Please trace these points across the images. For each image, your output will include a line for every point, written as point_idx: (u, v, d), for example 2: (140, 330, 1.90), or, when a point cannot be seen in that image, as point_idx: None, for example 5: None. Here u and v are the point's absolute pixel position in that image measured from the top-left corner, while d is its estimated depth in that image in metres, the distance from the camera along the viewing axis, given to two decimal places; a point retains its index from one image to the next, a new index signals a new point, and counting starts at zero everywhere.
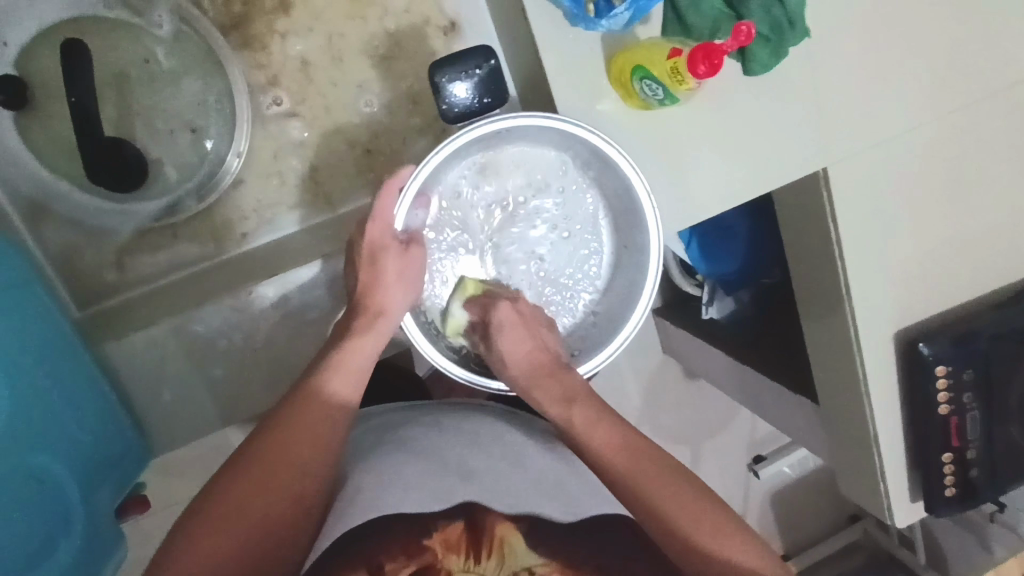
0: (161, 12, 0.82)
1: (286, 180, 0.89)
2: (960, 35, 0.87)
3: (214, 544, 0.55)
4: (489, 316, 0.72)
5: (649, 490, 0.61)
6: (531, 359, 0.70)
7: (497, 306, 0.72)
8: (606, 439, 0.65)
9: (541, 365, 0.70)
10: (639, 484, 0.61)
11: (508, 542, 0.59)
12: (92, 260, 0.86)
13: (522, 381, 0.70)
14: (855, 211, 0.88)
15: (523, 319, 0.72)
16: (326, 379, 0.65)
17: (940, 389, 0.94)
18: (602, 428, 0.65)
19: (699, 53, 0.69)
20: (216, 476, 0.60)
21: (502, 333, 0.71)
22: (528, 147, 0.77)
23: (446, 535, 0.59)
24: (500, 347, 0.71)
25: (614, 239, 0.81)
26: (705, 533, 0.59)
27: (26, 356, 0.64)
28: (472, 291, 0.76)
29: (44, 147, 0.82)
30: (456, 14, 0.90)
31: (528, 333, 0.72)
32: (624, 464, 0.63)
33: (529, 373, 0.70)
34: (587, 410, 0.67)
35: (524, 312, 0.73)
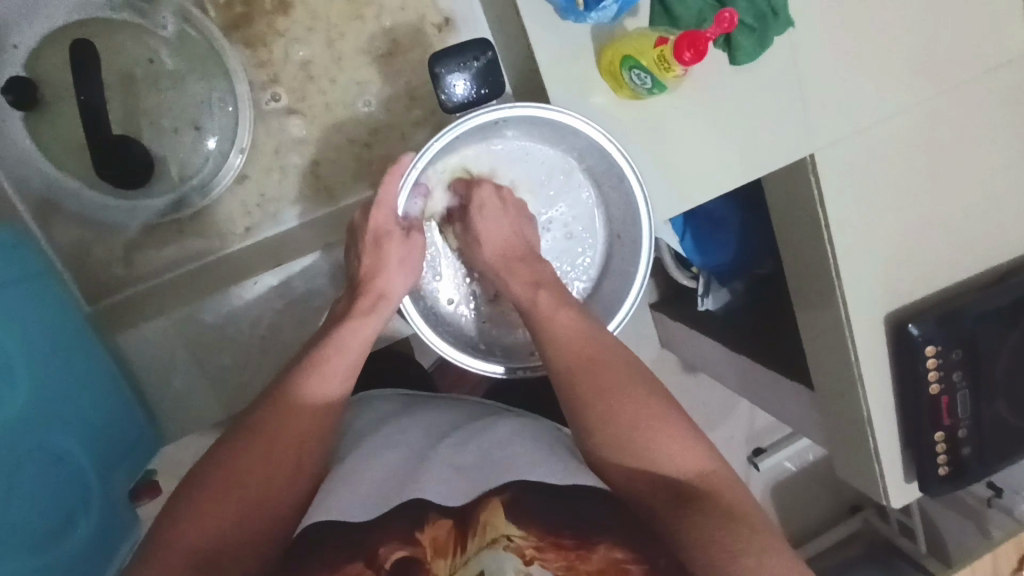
0: (166, 14, 0.85)
1: (288, 175, 0.91)
2: (939, 23, 0.90)
3: (221, 510, 0.59)
4: (470, 194, 0.77)
5: (598, 393, 0.65)
6: (505, 242, 0.76)
7: (478, 185, 0.77)
8: (569, 332, 0.69)
9: (514, 248, 0.76)
10: (591, 384, 0.65)
11: (491, 522, 0.58)
12: (102, 256, 0.88)
13: (501, 261, 0.75)
14: (841, 194, 0.90)
15: (503, 203, 0.77)
16: (329, 358, 0.67)
17: (930, 368, 0.96)
18: (568, 320, 0.70)
19: (684, 41, 0.71)
20: (222, 446, 0.63)
21: (484, 211, 0.76)
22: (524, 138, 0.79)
23: (435, 532, 0.59)
24: (477, 227, 0.76)
25: (607, 228, 0.84)
26: (647, 432, 0.62)
27: (46, 345, 0.67)
28: (455, 173, 0.78)
29: (54, 146, 0.84)
30: (451, 11, 0.92)
31: (506, 217, 0.77)
32: (575, 365, 0.67)
33: (501, 256, 0.76)
34: (551, 293, 0.72)
35: (505, 198, 0.77)
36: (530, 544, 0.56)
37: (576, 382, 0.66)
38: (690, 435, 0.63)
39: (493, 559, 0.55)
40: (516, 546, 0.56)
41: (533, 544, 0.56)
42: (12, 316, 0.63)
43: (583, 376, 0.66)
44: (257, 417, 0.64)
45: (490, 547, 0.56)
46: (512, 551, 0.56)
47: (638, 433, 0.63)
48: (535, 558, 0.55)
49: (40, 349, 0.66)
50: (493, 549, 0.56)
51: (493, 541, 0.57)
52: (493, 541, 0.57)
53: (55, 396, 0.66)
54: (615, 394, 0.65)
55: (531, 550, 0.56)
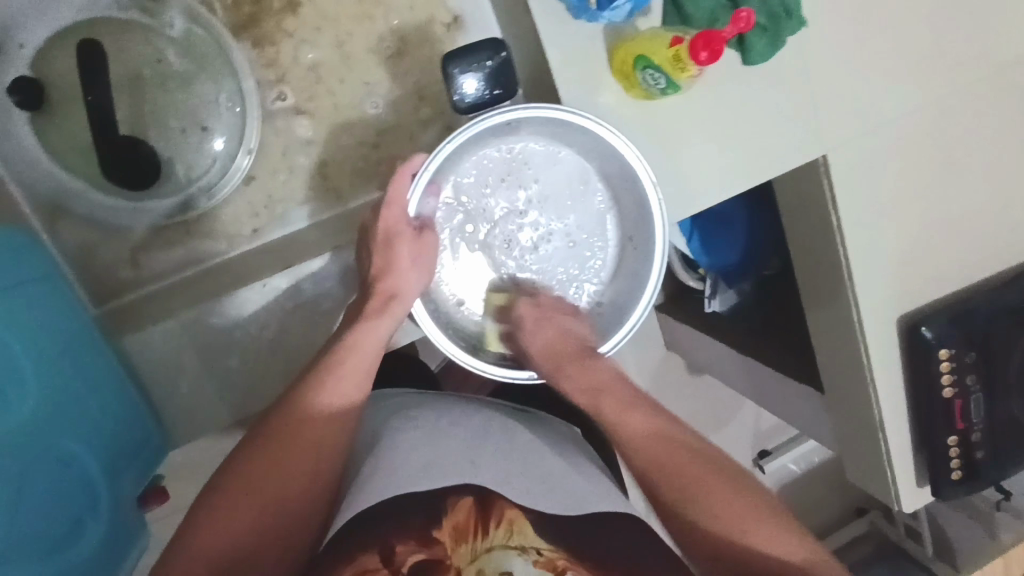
0: (173, 13, 0.85)
1: (295, 176, 0.90)
2: (952, 21, 0.89)
3: (238, 514, 0.58)
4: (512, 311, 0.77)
5: (684, 488, 0.63)
6: (554, 343, 0.73)
7: (517, 303, 0.77)
8: (636, 427, 0.67)
9: (565, 346, 0.74)
10: (673, 480, 0.64)
11: (518, 521, 0.59)
12: (108, 258, 0.87)
13: (550, 369, 0.72)
14: (855, 195, 0.89)
15: (543, 312, 0.76)
16: (342, 360, 0.66)
17: (943, 371, 0.95)
18: (633, 417, 0.68)
19: (699, 41, 0.70)
20: (237, 451, 0.63)
21: (525, 329, 0.75)
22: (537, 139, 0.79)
23: (455, 518, 0.59)
24: (525, 343, 0.75)
25: (621, 230, 0.83)
26: (743, 522, 0.61)
27: (55, 347, 0.66)
28: (497, 300, 0.80)
29: (60, 147, 0.83)
30: (459, 9, 0.91)
31: (545, 322, 0.75)
32: (653, 463, 0.65)
33: (551, 358, 0.73)
34: (610, 395, 0.69)
35: (543, 306, 0.77)
36: (559, 554, 0.57)
37: (658, 483, 0.64)
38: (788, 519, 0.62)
39: (520, 564, 0.55)
40: (545, 557, 0.57)
41: (562, 555, 0.57)
42: (19, 318, 0.62)
43: (665, 476, 0.64)
44: (271, 421, 0.63)
45: (517, 553, 0.56)
46: (542, 564, 0.56)
47: (733, 523, 0.61)
48: (565, 567, 0.56)
49: (49, 351, 0.65)
50: (521, 556, 0.56)
51: (520, 547, 0.57)
52: (520, 546, 0.57)
53: (63, 397, 0.65)
54: (703, 487, 0.63)
55: (562, 561, 0.57)
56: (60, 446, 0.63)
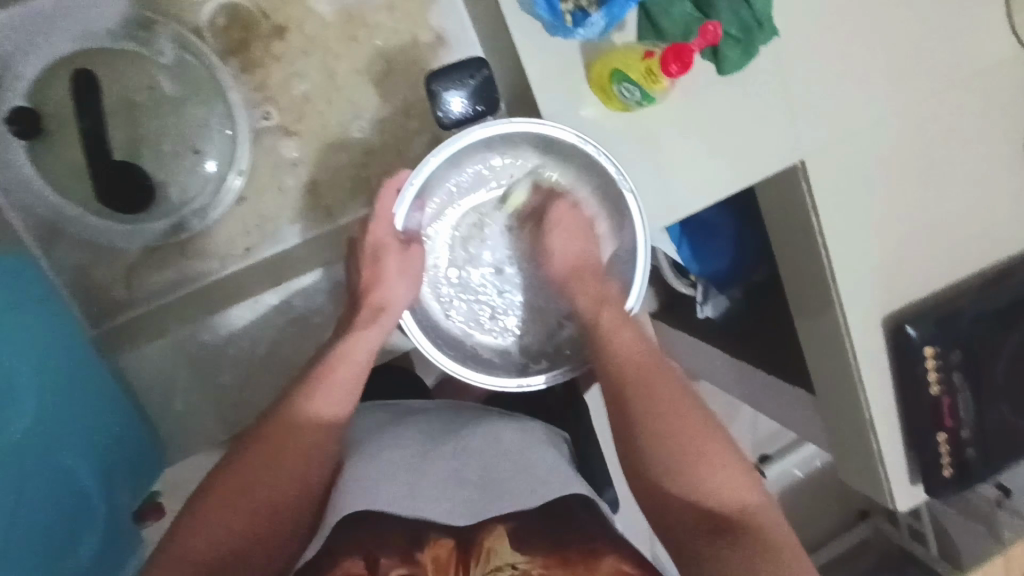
0: (165, 42, 0.88)
1: (287, 195, 0.92)
2: (920, 28, 0.91)
3: (223, 522, 0.61)
4: (548, 209, 0.81)
5: (655, 412, 0.68)
6: (578, 257, 0.79)
7: (555, 203, 0.80)
8: (628, 347, 0.73)
9: (585, 264, 0.79)
10: (647, 404, 0.68)
11: (495, 550, 0.56)
12: (103, 279, 0.89)
13: (568, 273, 0.79)
14: (833, 197, 0.91)
15: (575, 224, 0.80)
16: (329, 368, 0.69)
17: (929, 369, 0.96)
18: (629, 336, 0.74)
19: (670, 53, 0.73)
20: (228, 457, 0.66)
21: (556, 228, 0.79)
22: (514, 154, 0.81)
23: (436, 552, 0.57)
24: (551, 244, 0.79)
25: (606, 235, 0.84)
26: (699, 458, 0.65)
27: (48, 364, 0.67)
28: (519, 205, 0.83)
29: (56, 173, 0.86)
30: (443, 28, 0.93)
31: (578, 236, 0.79)
32: (636, 379, 0.70)
33: (568, 269, 0.79)
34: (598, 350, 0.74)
35: (579, 214, 0.80)
36: (533, 565, 0.54)
37: (634, 402, 0.69)
38: (741, 463, 0.66)
39: None
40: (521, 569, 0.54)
41: (538, 565, 0.54)
42: (24, 337, 0.65)
43: (640, 396, 0.69)
44: (261, 429, 0.66)
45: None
46: None
47: (689, 456, 0.65)
48: None
49: (42, 368, 0.66)
50: None
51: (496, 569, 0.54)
52: (495, 569, 0.54)
53: (56, 415, 0.66)
54: (675, 417, 0.67)
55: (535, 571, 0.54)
56: (54, 462, 0.65)
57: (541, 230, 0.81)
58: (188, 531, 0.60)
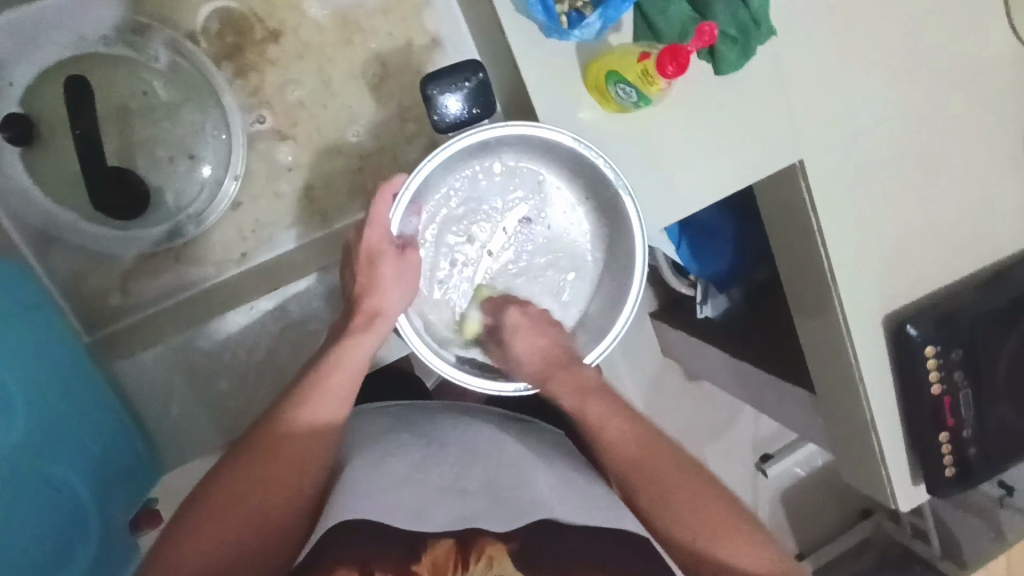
0: (158, 46, 0.87)
1: (283, 200, 0.92)
2: (917, 26, 0.91)
3: (216, 532, 0.60)
4: (501, 320, 0.78)
5: (666, 504, 0.67)
6: (544, 355, 0.75)
7: (507, 310, 0.78)
8: (621, 438, 0.71)
9: (553, 359, 0.75)
10: (656, 496, 0.68)
11: (497, 557, 0.57)
12: (99, 286, 0.88)
13: (538, 378, 0.74)
14: (831, 197, 0.91)
15: (533, 320, 0.77)
16: (324, 376, 0.69)
17: (930, 368, 0.96)
18: (617, 422, 0.71)
19: (666, 55, 0.72)
20: (221, 465, 0.65)
21: (515, 335, 0.76)
22: (510, 156, 0.81)
23: (434, 555, 0.58)
24: (513, 350, 0.75)
25: (603, 237, 0.84)
26: (717, 540, 0.65)
27: (42, 374, 0.67)
28: (475, 330, 0.81)
29: (50, 179, 0.86)
30: (438, 30, 0.93)
31: (538, 332, 0.76)
32: (641, 472, 0.69)
33: (541, 366, 0.74)
34: (593, 393, 0.73)
35: (532, 314, 0.78)
36: None
37: (644, 498, 0.68)
38: (759, 535, 0.67)
39: None
40: None
41: None
42: (18, 348, 0.65)
43: (649, 489, 0.68)
44: (254, 437, 0.66)
45: None
46: None
47: (708, 541, 0.65)
48: None
49: (35, 378, 0.66)
50: None
51: None
52: None
53: (50, 424, 0.66)
54: (684, 506, 0.67)
55: None
56: (47, 472, 0.64)
57: (502, 341, 0.77)
58: (180, 540, 0.59)
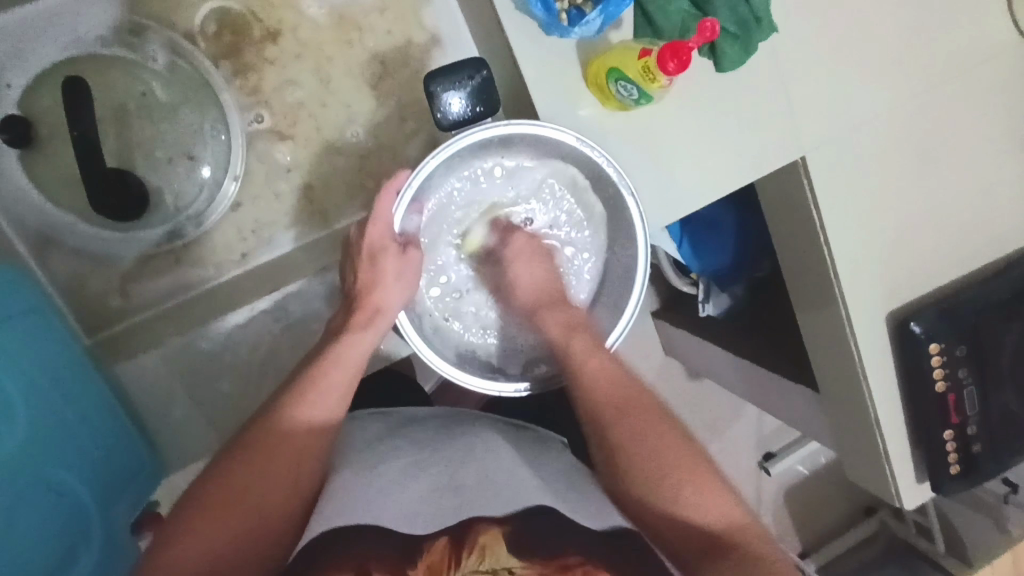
0: (156, 47, 0.87)
1: (283, 200, 0.91)
2: (918, 21, 0.90)
3: (213, 530, 0.60)
4: (505, 245, 0.80)
5: (628, 440, 0.67)
6: (542, 287, 0.79)
7: (512, 235, 0.81)
8: (599, 375, 0.71)
9: (549, 294, 0.79)
10: (618, 433, 0.67)
11: (490, 546, 0.55)
12: (98, 288, 0.88)
13: (532, 308, 0.78)
14: (833, 193, 0.90)
15: (536, 251, 0.80)
16: (325, 374, 0.69)
17: (935, 365, 0.95)
18: (596, 360, 0.72)
19: (668, 51, 0.71)
20: (218, 463, 0.65)
21: (517, 259, 0.79)
22: (508, 161, 0.80)
23: (429, 559, 0.55)
24: (514, 276, 0.79)
25: (603, 241, 0.84)
26: (673, 482, 0.64)
27: (41, 377, 0.67)
28: (475, 247, 0.82)
29: (49, 182, 0.86)
30: (437, 28, 0.93)
31: (539, 262, 0.80)
32: (612, 408, 0.69)
33: (535, 299, 0.79)
34: (588, 340, 0.75)
35: (537, 246, 0.81)
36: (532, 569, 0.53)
37: (609, 438, 0.67)
38: (720, 483, 0.65)
39: None
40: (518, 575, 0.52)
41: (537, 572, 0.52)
42: (17, 350, 0.65)
43: (615, 424, 0.68)
44: (252, 434, 0.65)
45: None
46: None
47: (667, 484, 0.64)
48: None
49: (35, 380, 0.66)
50: None
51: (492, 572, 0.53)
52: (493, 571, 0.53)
53: (49, 426, 0.66)
54: (643, 446, 0.66)
55: None
56: (48, 475, 0.64)
57: (501, 269, 0.80)
58: (175, 539, 0.58)
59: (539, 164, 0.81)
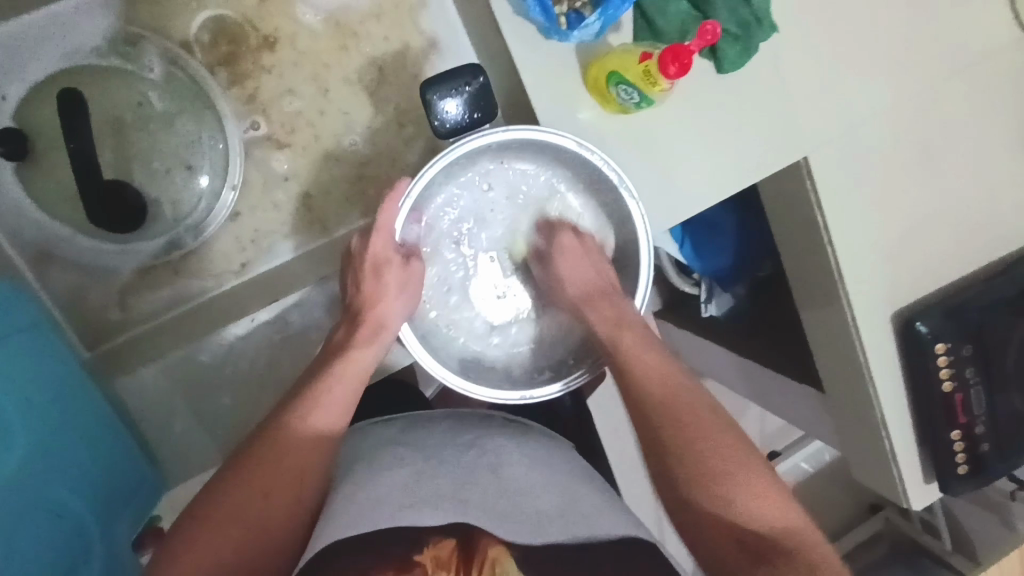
0: (151, 57, 0.86)
1: (281, 209, 0.91)
2: (920, 19, 0.90)
3: (217, 545, 0.59)
4: (555, 241, 0.80)
5: (680, 427, 0.68)
6: (590, 283, 0.78)
7: (561, 230, 0.80)
8: (647, 368, 0.73)
9: (597, 290, 0.78)
10: (667, 421, 0.69)
11: (500, 563, 0.55)
12: (98, 301, 0.88)
13: (580, 300, 0.78)
14: (836, 194, 0.90)
15: (585, 247, 0.79)
16: (329, 388, 0.68)
17: (941, 365, 0.94)
18: (649, 359, 0.73)
19: (668, 55, 0.71)
20: (222, 476, 0.64)
21: (565, 257, 0.78)
22: (503, 164, 0.79)
23: (437, 551, 0.57)
24: (559, 269, 0.78)
25: (610, 225, 0.82)
26: (723, 475, 0.65)
27: (40, 393, 0.66)
28: (523, 251, 0.82)
29: (45, 195, 0.85)
30: (434, 32, 0.92)
31: (586, 255, 0.79)
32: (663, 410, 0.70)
33: (584, 294, 0.78)
34: (636, 335, 0.75)
35: (587, 242, 0.79)
36: None
37: (656, 419, 0.69)
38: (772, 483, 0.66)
39: None
40: None
41: None
42: (17, 365, 0.64)
43: (664, 412, 0.69)
44: (255, 449, 0.65)
45: None
46: None
47: (717, 475, 0.65)
48: None
49: (34, 397, 0.65)
50: None
51: None
52: None
53: (49, 441, 0.66)
54: (692, 435, 0.68)
55: None
56: (47, 493, 0.64)
57: (551, 265, 0.79)
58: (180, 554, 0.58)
59: (535, 162, 0.79)
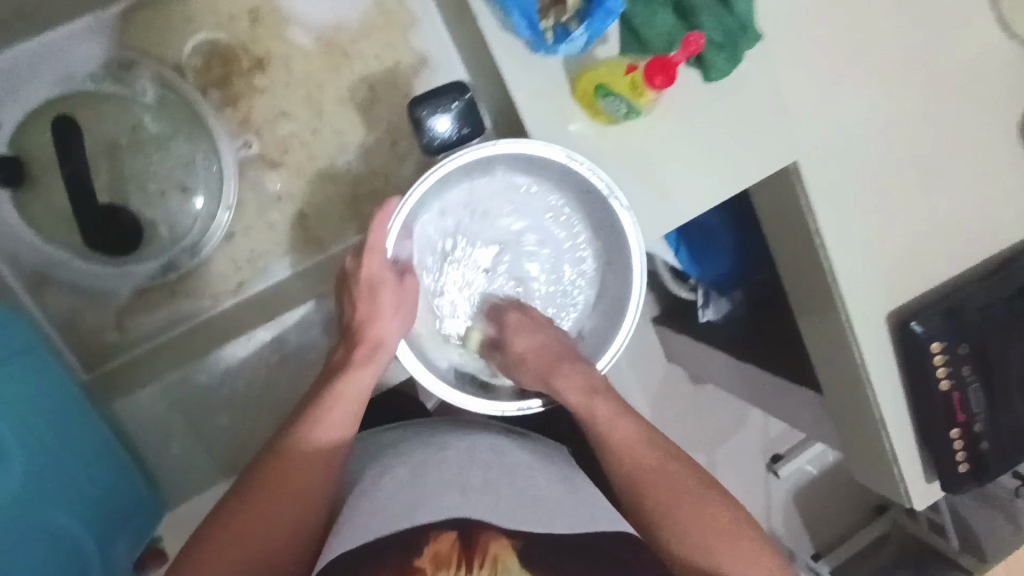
0: (145, 81, 0.87)
1: (277, 228, 0.92)
2: (903, 24, 0.91)
3: (221, 567, 0.59)
4: (502, 321, 0.79)
5: (668, 500, 0.66)
6: (543, 349, 0.77)
7: (509, 313, 0.79)
8: (627, 438, 0.71)
9: (551, 353, 0.77)
10: (657, 496, 0.66)
11: (502, 559, 0.54)
12: (95, 323, 0.89)
13: (543, 373, 0.75)
14: (827, 199, 0.91)
15: (533, 320, 0.79)
16: (329, 409, 0.69)
17: (938, 364, 0.94)
18: (623, 424, 0.72)
19: (655, 66, 0.73)
20: (225, 500, 0.64)
21: (513, 335, 0.78)
22: (462, 197, 0.80)
23: (437, 547, 0.55)
24: (514, 349, 0.77)
25: (583, 218, 0.83)
26: (719, 552, 0.63)
27: (38, 418, 0.66)
28: (477, 342, 0.81)
29: (41, 220, 0.85)
30: (425, 50, 0.93)
31: (537, 328, 0.78)
32: (654, 481, 0.67)
33: (542, 365, 0.76)
34: (609, 402, 0.73)
35: (533, 316, 0.79)
36: None
37: (646, 495, 0.67)
38: (764, 545, 0.64)
39: None
40: None
41: None
42: (14, 389, 0.64)
43: (651, 487, 0.67)
44: (258, 473, 0.65)
45: None
46: None
47: (715, 554, 0.63)
48: None
49: (32, 421, 0.65)
50: None
51: None
52: None
53: (48, 466, 0.66)
54: (681, 510, 0.65)
55: None
56: (47, 516, 0.64)
57: (502, 339, 0.79)
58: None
59: (490, 186, 0.80)
